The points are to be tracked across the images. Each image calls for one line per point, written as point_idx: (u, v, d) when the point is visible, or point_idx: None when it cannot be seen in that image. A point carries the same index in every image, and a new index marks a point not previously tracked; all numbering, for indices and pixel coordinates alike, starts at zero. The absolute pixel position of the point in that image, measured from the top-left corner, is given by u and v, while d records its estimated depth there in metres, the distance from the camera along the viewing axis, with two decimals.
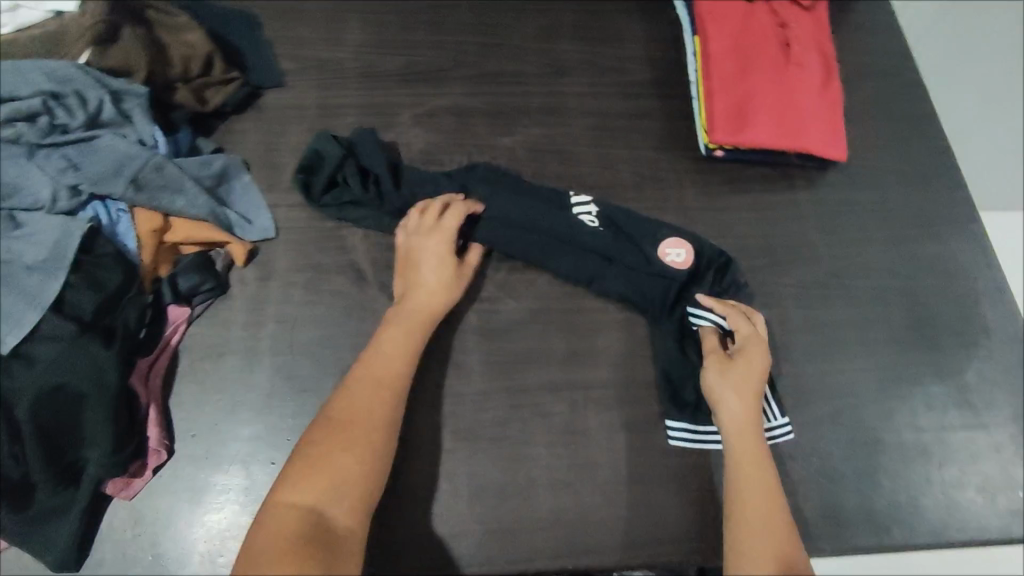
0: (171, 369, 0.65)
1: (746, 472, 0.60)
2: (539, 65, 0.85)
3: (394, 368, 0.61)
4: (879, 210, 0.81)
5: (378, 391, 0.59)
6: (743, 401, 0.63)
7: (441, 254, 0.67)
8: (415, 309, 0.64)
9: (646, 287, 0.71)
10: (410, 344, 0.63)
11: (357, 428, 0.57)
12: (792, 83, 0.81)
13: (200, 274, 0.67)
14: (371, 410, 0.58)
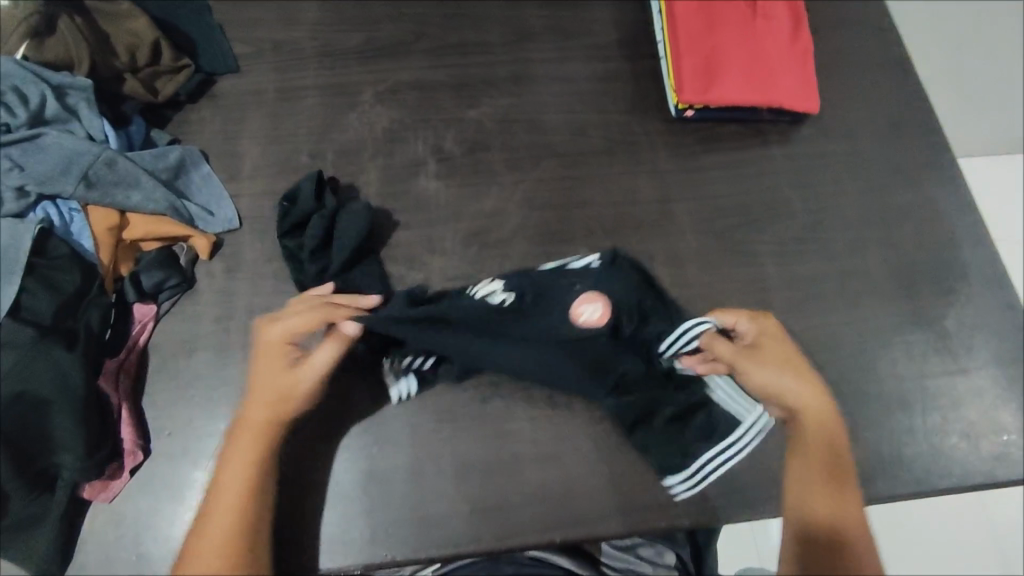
0: (141, 368, 0.64)
1: (814, 449, 0.62)
2: (502, 33, 0.82)
3: (240, 491, 0.57)
4: (855, 162, 0.79)
5: (230, 516, 0.56)
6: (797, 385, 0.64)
7: (277, 356, 0.61)
8: (254, 421, 0.59)
9: (556, 366, 0.64)
10: (252, 465, 0.58)
11: (211, 559, 0.54)
12: (760, 36, 0.79)
13: (164, 269, 0.65)
14: (225, 534, 0.55)
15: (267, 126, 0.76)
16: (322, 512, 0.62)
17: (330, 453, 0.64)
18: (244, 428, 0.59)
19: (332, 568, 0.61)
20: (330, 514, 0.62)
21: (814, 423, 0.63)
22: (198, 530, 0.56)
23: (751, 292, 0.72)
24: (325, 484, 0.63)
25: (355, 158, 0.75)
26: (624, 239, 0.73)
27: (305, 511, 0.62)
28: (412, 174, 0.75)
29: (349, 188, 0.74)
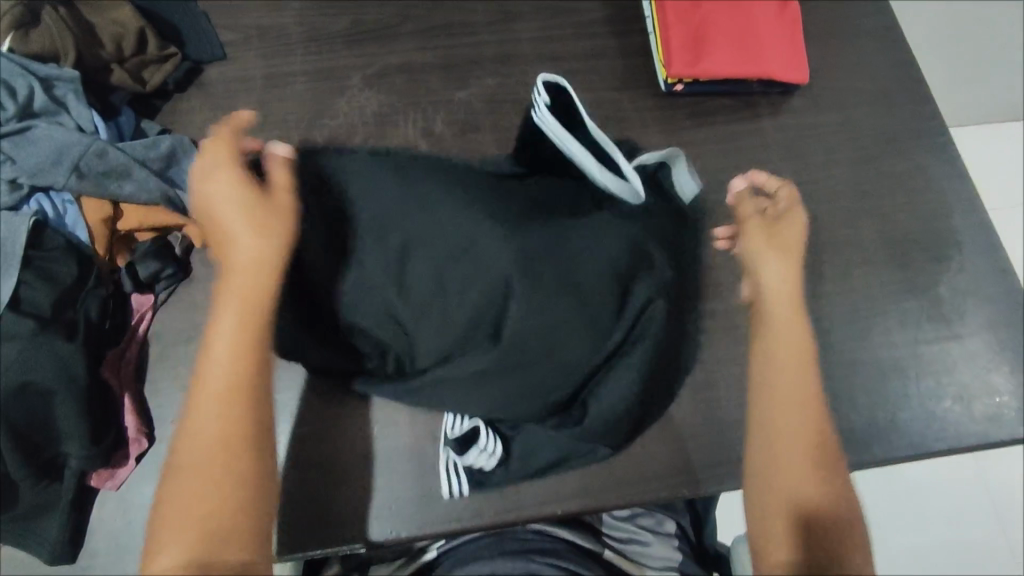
0: (142, 358, 0.65)
1: (795, 382, 0.60)
2: (489, 13, 0.82)
3: (232, 375, 0.53)
4: (845, 132, 0.79)
5: (223, 405, 0.52)
6: (784, 263, 0.68)
7: (232, 193, 0.58)
8: (235, 286, 0.56)
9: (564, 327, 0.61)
10: (250, 299, 0.56)
11: (211, 453, 0.51)
12: (749, 6, 0.79)
13: (159, 260, 0.66)
14: (218, 422, 0.52)
15: (256, 114, 0.76)
16: (328, 492, 0.63)
17: (332, 434, 0.65)
18: (228, 292, 0.56)
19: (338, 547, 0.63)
20: (336, 493, 0.63)
21: (789, 343, 0.63)
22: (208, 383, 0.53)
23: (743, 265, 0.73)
24: (329, 466, 0.64)
25: (346, 142, 0.75)
26: None
27: (308, 494, 0.63)
28: None
29: None
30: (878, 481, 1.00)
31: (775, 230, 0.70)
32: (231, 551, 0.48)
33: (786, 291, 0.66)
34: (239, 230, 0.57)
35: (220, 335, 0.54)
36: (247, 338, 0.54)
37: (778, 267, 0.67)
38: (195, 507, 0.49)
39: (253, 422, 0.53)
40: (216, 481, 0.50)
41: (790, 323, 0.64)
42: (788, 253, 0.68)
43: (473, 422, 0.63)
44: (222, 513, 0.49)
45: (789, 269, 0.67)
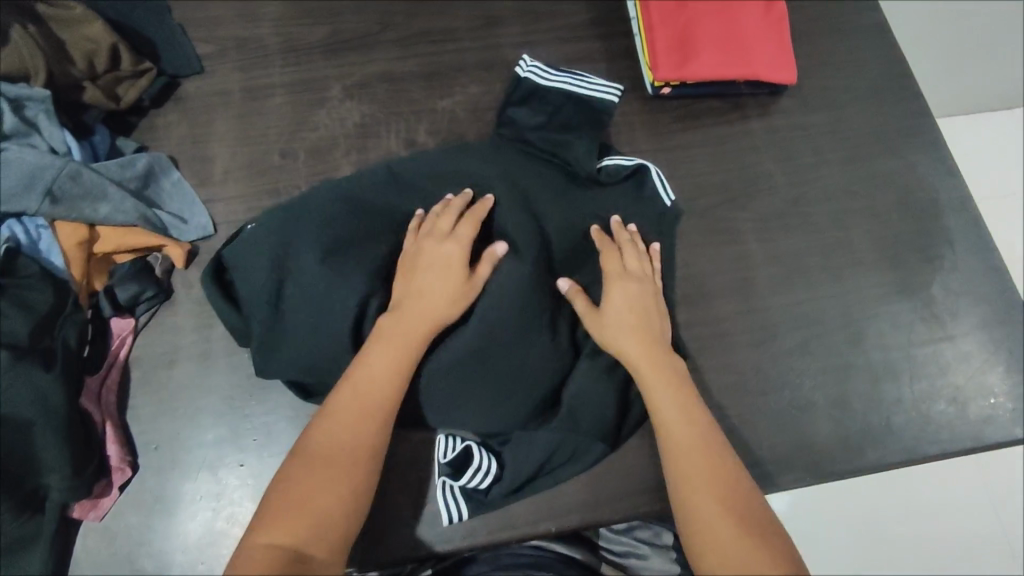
0: (125, 383, 0.63)
1: (684, 443, 0.57)
2: (470, 18, 0.81)
3: (378, 394, 0.55)
4: (834, 131, 0.79)
5: (359, 417, 0.54)
6: (627, 323, 0.62)
7: (451, 262, 0.61)
8: (404, 319, 0.59)
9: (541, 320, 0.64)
10: (408, 354, 0.57)
11: (336, 458, 0.52)
12: (733, 8, 0.78)
13: (139, 282, 0.64)
14: (354, 434, 0.53)
15: (235, 128, 0.74)
16: None
17: None
18: (389, 330, 0.58)
19: None
20: None
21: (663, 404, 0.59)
22: (346, 401, 0.55)
23: (734, 270, 0.72)
24: None
25: (328, 155, 0.74)
26: None
27: None
28: None
29: None
30: (880, 481, 0.99)
31: (617, 287, 0.64)
32: (318, 552, 0.48)
33: (638, 352, 0.61)
34: (423, 286, 0.60)
35: (379, 352, 0.57)
36: (394, 383, 0.56)
37: (623, 332, 0.62)
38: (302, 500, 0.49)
39: (374, 457, 0.53)
40: (333, 486, 0.51)
41: (657, 385, 0.60)
42: (632, 317, 0.63)
43: (466, 444, 0.63)
44: (324, 532, 0.49)
45: (631, 334, 0.62)
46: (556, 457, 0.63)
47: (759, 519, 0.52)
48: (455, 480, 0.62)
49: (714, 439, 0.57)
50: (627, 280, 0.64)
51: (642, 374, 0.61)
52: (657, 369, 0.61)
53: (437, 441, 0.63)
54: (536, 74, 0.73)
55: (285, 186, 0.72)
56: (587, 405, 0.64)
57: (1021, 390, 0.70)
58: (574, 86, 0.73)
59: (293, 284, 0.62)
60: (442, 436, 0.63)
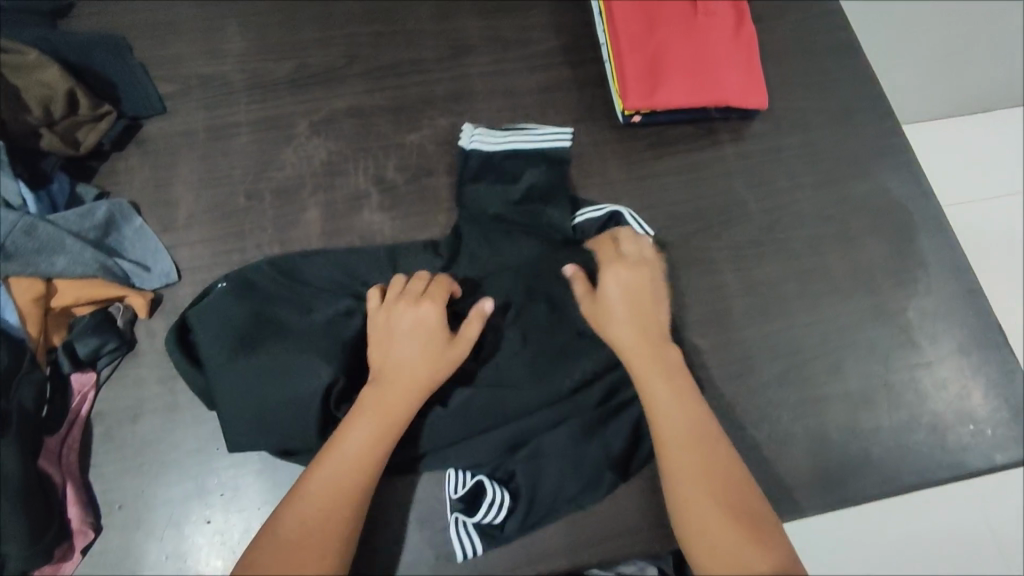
0: (87, 441, 0.61)
1: (686, 440, 0.57)
2: (439, 49, 0.80)
3: (355, 477, 0.54)
4: (808, 155, 0.78)
5: (335, 502, 0.53)
6: (625, 314, 0.62)
7: (425, 335, 0.60)
8: (387, 395, 0.57)
9: (514, 371, 0.65)
10: (378, 436, 0.56)
11: (310, 545, 0.51)
12: (704, 32, 0.76)
13: (100, 335, 0.62)
14: (327, 520, 0.52)
15: (198, 169, 0.73)
16: None
17: None
18: (360, 410, 0.57)
19: None
20: None
21: (665, 399, 0.59)
22: (313, 486, 0.53)
23: (709, 300, 0.71)
24: None
25: (294, 195, 0.72)
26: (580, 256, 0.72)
27: None
28: (355, 208, 0.72)
29: (290, 228, 0.71)
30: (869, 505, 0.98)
31: (613, 274, 0.63)
32: None
33: (637, 342, 0.61)
34: (396, 360, 0.59)
35: (360, 435, 0.55)
36: (363, 467, 0.54)
37: (619, 322, 0.62)
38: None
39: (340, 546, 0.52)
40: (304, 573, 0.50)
41: (659, 380, 0.59)
42: (628, 306, 0.62)
43: (477, 478, 0.62)
44: None
45: (629, 324, 0.62)
46: (571, 485, 0.62)
47: (755, 512, 0.54)
48: (469, 515, 0.61)
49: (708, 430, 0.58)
50: (627, 263, 0.64)
51: (640, 365, 0.60)
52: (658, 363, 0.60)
53: (447, 477, 0.62)
54: (482, 142, 0.72)
55: (250, 228, 0.71)
56: (601, 436, 0.63)
57: (1000, 416, 0.69)
58: (525, 142, 0.73)
59: (257, 343, 0.62)
60: (451, 472, 0.62)
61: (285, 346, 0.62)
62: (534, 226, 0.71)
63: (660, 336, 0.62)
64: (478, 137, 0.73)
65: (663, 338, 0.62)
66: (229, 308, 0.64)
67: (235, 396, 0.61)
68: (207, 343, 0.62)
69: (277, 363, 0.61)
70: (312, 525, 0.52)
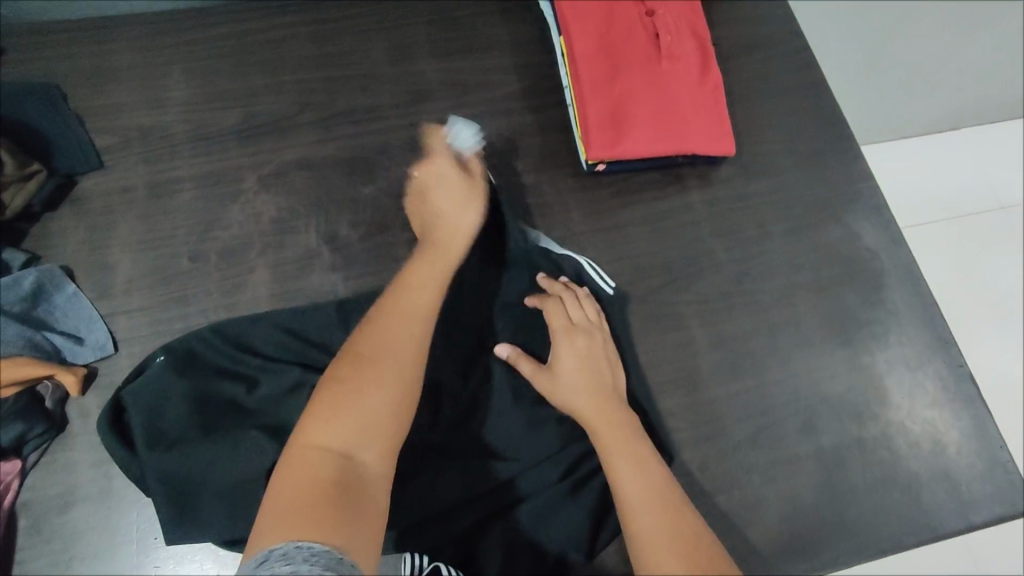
0: (10, 535, 0.57)
1: (649, 508, 0.51)
2: (395, 94, 0.76)
3: (418, 312, 0.56)
4: (778, 201, 0.76)
5: (409, 324, 0.55)
6: (579, 382, 0.60)
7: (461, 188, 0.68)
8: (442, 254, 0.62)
9: (478, 445, 0.62)
10: (441, 273, 0.60)
11: (382, 367, 0.52)
12: (667, 78, 0.74)
13: (25, 420, 0.58)
14: (400, 342, 0.54)
15: (137, 229, 0.68)
16: None
17: None
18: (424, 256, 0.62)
19: None
20: None
21: (625, 475, 0.54)
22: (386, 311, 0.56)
23: (678, 358, 0.69)
24: None
25: (240, 255, 0.68)
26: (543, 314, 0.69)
27: None
28: (306, 268, 0.69)
29: (236, 291, 0.67)
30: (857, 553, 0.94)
31: (564, 344, 0.62)
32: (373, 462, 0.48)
33: (591, 413, 0.58)
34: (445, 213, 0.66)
35: (420, 280, 0.59)
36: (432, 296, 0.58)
37: (574, 389, 0.59)
38: (345, 411, 0.49)
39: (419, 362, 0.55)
40: (379, 393, 0.50)
41: (617, 448, 0.55)
42: (583, 374, 0.60)
43: (435, 564, 0.55)
44: (377, 438, 0.49)
45: (584, 392, 0.59)
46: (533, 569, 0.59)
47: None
48: None
49: (671, 497, 0.53)
50: (578, 330, 0.63)
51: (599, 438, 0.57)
52: (618, 436, 0.56)
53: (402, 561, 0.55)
54: None
55: (193, 292, 0.66)
56: (568, 511, 0.60)
57: (975, 471, 0.68)
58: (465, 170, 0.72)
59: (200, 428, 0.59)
60: (407, 556, 0.55)
61: (229, 432, 0.59)
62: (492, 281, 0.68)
63: (618, 403, 0.59)
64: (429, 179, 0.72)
65: (624, 407, 0.59)
66: (168, 385, 0.60)
67: (174, 490, 0.56)
68: (141, 429, 0.58)
69: (221, 449, 0.58)
70: (382, 352, 0.53)
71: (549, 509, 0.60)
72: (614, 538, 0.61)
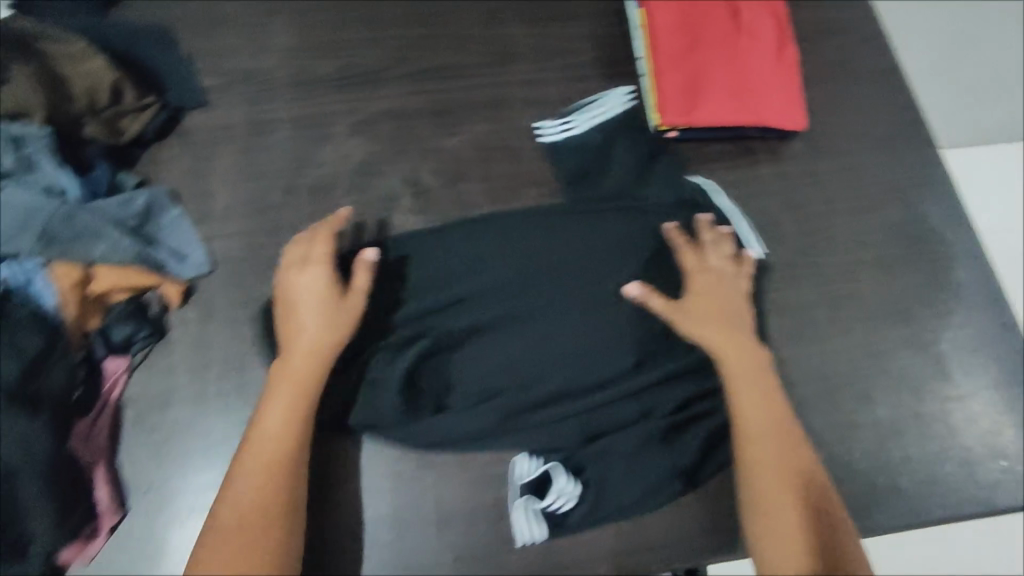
0: (116, 425, 0.62)
1: (772, 443, 0.59)
2: (481, 54, 0.80)
3: (285, 445, 0.57)
4: (845, 179, 0.77)
5: (273, 463, 0.56)
6: (709, 317, 0.63)
7: (322, 288, 0.61)
8: (302, 366, 0.59)
9: (612, 367, 0.65)
10: (300, 396, 0.59)
11: (251, 516, 0.54)
12: (744, 52, 0.76)
13: (133, 321, 0.63)
14: (262, 485, 0.55)
15: (238, 163, 0.73)
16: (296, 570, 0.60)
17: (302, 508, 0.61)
18: (281, 377, 0.59)
19: None
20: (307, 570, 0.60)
21: (755, 411, 0.60)
22: (245, 458, 0.56)
23: None
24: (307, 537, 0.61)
25: (331, 192, 0.73)
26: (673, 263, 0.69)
27: None
28: (390, 208, 0.73)
29: None
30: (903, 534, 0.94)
31: (699, 281, 0.65)
32: None
33: (725, 347, 0.62)
34: (301, 320, 0.60)
35: (283, 406, 0.58)
36: (290, 424, 0.58)
37: (705, 323, 0.63)
38: (236, 565, 0.52)
39: (282, 492, 0.56)
40: (253, 543, 0.53)
41: (748, 381, 0.61)
42: (714, 309, 0.64)
43: (548, 465, 0.62)
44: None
45: (712, 325, 0.63)
46: (632, 492, 0.62)
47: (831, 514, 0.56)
48: (537, 501, 0.61)
49: (791, 434, 0.60)
50: (710, 271, 0.66)
51: (734, 373, 0.61)
52: (754, 375, 0.62)
53: (518, 461, 0.63)
54: (567, 131, 0.75)
55: (286, 222, 0.71)
56: (675, 441, 0.63)
57: None
58: (600, 115, 0.75)
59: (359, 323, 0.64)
60: (523, 456, 0.63)
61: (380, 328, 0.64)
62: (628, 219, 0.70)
63: (749, 339, 0.63)
64: (561, 128, 0.76)
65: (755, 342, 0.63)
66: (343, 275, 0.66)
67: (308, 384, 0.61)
68: None
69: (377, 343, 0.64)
70: (257, 500, 0.55)
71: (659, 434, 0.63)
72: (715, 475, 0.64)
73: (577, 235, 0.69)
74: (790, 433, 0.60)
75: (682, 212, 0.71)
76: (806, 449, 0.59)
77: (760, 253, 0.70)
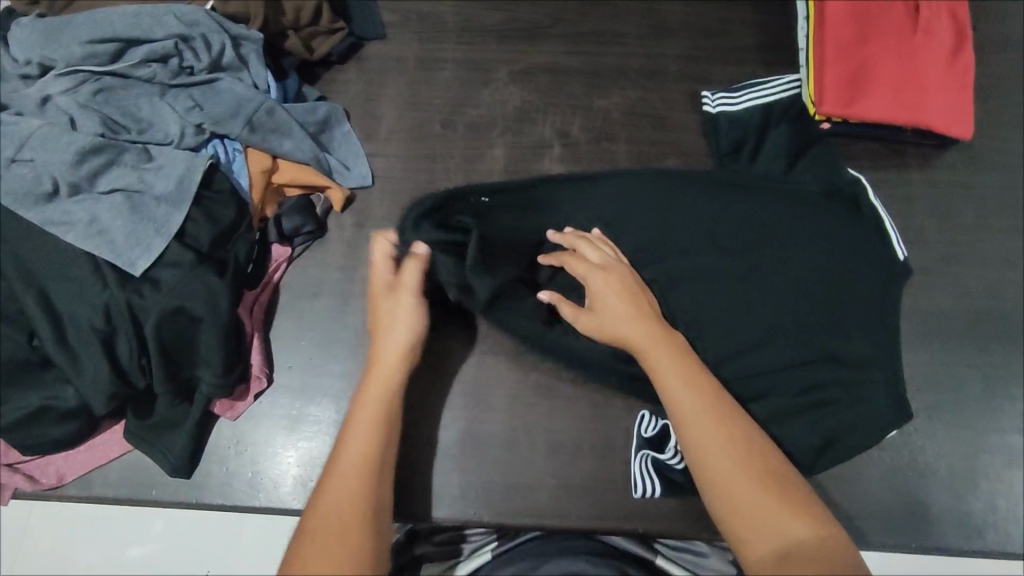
0: (272, 304, 0.70)
1: (710, 430, 0.54)
2: (641, 26, 0.82)
3: (371, 437, 0.55)
4: (1004, 197, 0.75)
5: (361, 456, 0.54)
6: (625, 313, 0.60)
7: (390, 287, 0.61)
8: (384, 377, 0.58)
9: (744, 340, 0.66)
10: (383, 391, 0.58)
11: (345, 510, 0.51)
12: (916, 53, 0.75)
13: (303, 216, 0.70)
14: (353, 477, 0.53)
15: (405, 93, 0.79)
16: (411, 463, 0.65)
17: (426, 409, 0.66)
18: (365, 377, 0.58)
19: (444, 518, 0.64)
20: (421, 466, 0.64)
21: (688, 405, 0.55)
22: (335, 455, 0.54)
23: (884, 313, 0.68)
24: (432, 436, 0.65)
25: (484, 132, 0.78)
26: (820, 255, 0.69)
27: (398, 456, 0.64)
28: (538, 155, 0.77)
29: (476, 160, 0.76)
30: None
31: (603, 282, 0.62)
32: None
33: (644, 338, 0.59)
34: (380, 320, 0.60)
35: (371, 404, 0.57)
36: (377, 416, 0.56)
37: (624, 319, 0.60)
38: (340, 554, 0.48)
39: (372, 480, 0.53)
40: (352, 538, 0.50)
41: (666, 358, 0.58)
42: (627, 303, 0.61)
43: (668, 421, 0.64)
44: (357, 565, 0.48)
45: (631, 319, 0.60)
46: None
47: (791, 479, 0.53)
48: (658, 453, 0.63)
49: (725, 409, 0.56)
50: (607, 266, 0.63)
51: (656, 362, 0.58)
52: (672, 354, 0.58)
53: (639, 418, 0.66)
54: (727, 105, 0.75)
55: (441, 152, 0.77)
56: (795, 423, 0.65)
57: None
58: (765, 96, 0.75)
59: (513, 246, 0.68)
60: (644, 414, 0.66)
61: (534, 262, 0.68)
62: (782, 201, 0.71)
63: (660, 322, 0.61)
64: (722, 100, 0.76)
65: (663, 322, 0.61)
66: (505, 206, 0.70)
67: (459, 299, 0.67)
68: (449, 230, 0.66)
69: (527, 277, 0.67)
70: (350, 494, 0.52)
71: (780, 413, 0.65)
72: (827, 467, 0.66)
73: (730, 207, 0.71)
74: (722, 408, 0.56)
75: (836, 208, 0.70)
76: (749, 432, 0.55)
77: (903, 262, 0.69)
